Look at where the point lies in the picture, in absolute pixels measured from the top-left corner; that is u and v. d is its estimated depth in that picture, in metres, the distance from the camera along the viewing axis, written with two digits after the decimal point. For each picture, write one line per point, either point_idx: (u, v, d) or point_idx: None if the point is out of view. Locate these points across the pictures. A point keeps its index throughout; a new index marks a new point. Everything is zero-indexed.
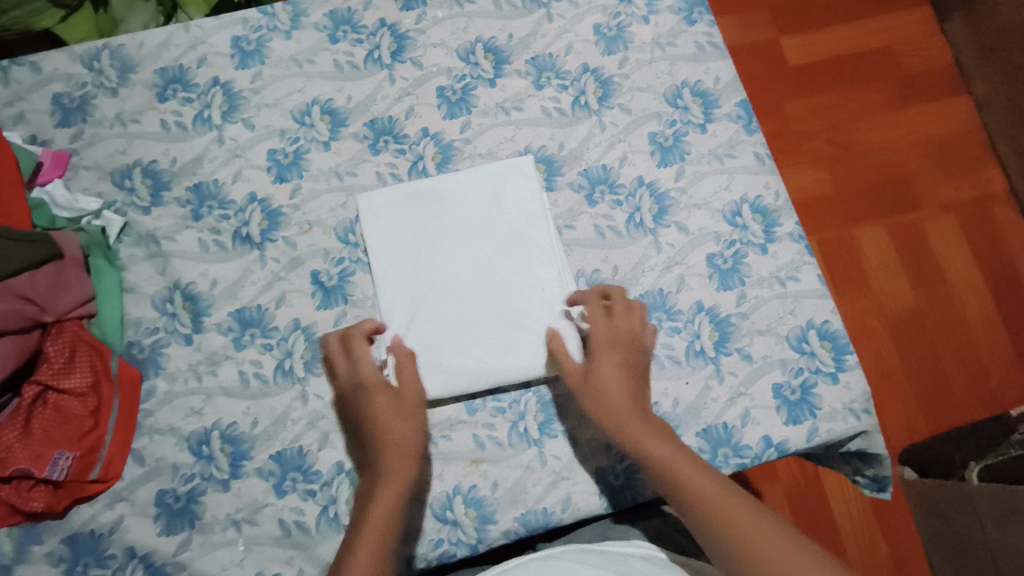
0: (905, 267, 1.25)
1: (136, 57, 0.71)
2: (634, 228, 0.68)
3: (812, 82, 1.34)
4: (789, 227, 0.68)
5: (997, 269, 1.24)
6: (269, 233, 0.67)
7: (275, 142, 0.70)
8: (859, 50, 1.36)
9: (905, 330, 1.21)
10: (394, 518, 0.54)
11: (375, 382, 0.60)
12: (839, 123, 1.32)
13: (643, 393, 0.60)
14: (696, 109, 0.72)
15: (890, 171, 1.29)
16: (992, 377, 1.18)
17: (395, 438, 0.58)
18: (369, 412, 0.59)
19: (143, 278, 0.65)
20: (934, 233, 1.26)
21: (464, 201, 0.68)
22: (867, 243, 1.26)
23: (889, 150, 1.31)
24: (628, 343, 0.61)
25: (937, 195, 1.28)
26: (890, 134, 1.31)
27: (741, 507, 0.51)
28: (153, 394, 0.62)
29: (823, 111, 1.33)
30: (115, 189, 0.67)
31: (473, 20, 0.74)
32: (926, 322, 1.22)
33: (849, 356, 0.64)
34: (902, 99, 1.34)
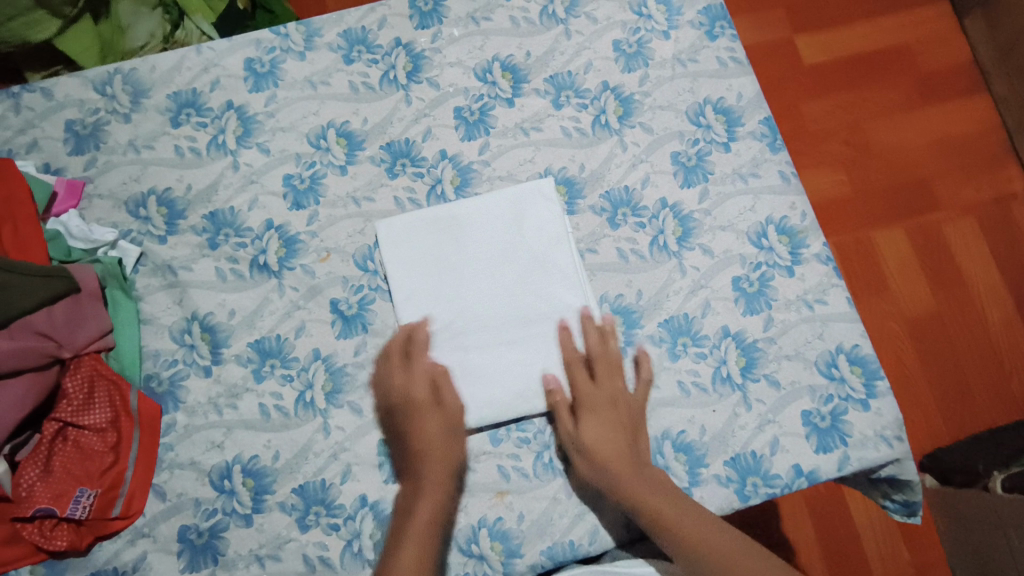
0: (924, 271, 1.23)
1: (148, 81, 0.70)
2: (657, 251, 0.67)
3: (828, 82, 1.32)
4: (817, 247, 0.67)
5: (1017, 272, 1.22)
6: (286, 261, 0.66)
7: (290, 166, 0.68)
8: (876, 48, 1.34)
9: (927, 334, 1.19)
10: (426, 534, 0.56)
11: (422, 402, 0.61)
12: (856, 124, 1.30)
13: (638, 447, 0.61)
14: (719, 127, 0.70)
15: (908, 173, 1.27)
16: (1012, 383, 1.16)
17: (438, 459, 0.59)
18: (417, 429, 0.60)
19: (160, 309, 0.64)
20: (954, 236, 1.24)
21: (485, 226, 0.66)
22: (887, 246, 1.24)
23: (908, 150, 1.28)
24: (610, 403, 0.62)
25: (956, 197, 1.26)
26: (908, 135, 1.29)
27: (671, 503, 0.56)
28: (173, 428, 0.61)
29: (840, 111, 1.30)
30: (129, 218, 0.66)
31: (489, 37, 0.73)
32: (946, 326, 1.20)
33: (879, 382, 0.63)
34: (920, 97, 1.31)
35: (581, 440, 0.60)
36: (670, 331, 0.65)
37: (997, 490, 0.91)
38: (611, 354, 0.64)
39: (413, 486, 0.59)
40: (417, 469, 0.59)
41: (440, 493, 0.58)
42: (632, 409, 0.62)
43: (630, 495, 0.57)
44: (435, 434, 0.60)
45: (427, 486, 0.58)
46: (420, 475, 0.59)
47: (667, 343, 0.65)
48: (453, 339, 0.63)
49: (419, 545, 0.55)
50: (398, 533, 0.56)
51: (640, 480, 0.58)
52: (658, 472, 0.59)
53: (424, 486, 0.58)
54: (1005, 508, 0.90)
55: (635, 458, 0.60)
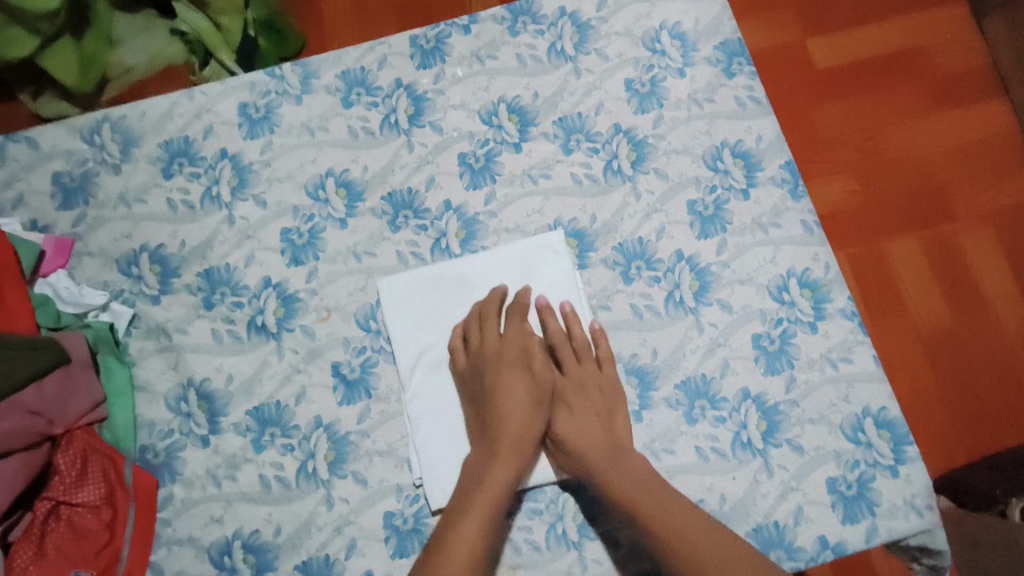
0: (943, 300, 0.86)
1: (138, 129, 0.67)
2: (673, 307, 0.64)
3: (854, 85, 0.93)
4: (841, 302, 0.64)
5: None
6: (285, 322, 0.63)
7: (288, 220, 0.65)
8: (889, 43, 0.93)
9: (949, 382, 0.84)
10: (492, 508, 0.53)
11: (512, 358, 0.60)
12: (875, 125, 0.91)
13: (613, 432, 0.59)
14: (737, 172, 0.66)
15: (930, 175, 0.89)
16: None
17: (517, 424, 0.57)
18: (504, 386, 0.58)
19: (155, 374, 0.62)
20: (976, 260, 0.87)
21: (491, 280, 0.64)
22: (904, 271, 0.87)
23: (925, 158, 0.90)
24: (576, 390, 0.61)
25: (982, 206, 0.89)
26: (922, 139, 0.91)
27: (676, 507, 0.54)
28: (170, 502, 0.60)
29: (859, 115, 0.92)
30: (121, 278, 0.64)
31: (495, 77, 0.69)
32: (963, 356, 0.84)
33: (908, 447, 0.60)
34: (940, 98, 0.92)
35: (551, 430, 0.60)
36: (687, 393, 0.62)
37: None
38: (577, 338, 0.62)
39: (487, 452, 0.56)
40: (494, 433, 0.57)
41: (514, 466, 0.56)
42: (603, 395, 0.61)
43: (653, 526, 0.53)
44: (522, 393, 0.59)
45: (504, 454, 0.56)
46: (495, 440, 0.56)
47: (684, 406, 0.62)
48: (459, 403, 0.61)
49: (480, 522, 0.52)
50: (466, 500, 0.54)
51: (627, 481, 0.56)
52: (641, 462, 0.58)
53: (501, 453, 0.56)
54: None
55: (611, 445, 0.58)
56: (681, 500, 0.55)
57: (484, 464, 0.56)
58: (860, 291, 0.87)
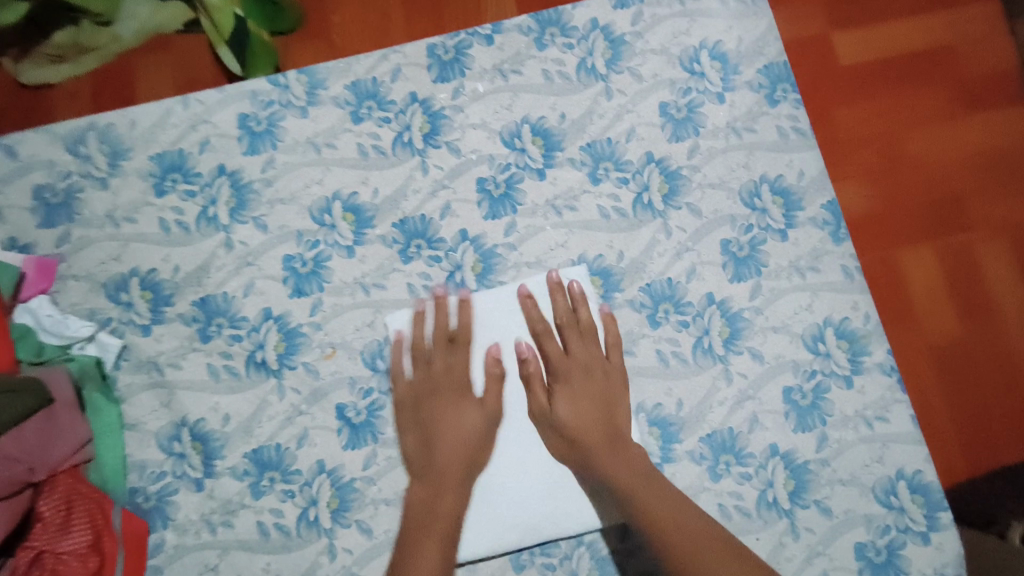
0: (958, 317, 0.68)
1: (127, 140, 0.61)
2: (702, 355, 0.60)
3: (881, 79, 0.75)
4: (879, 355, 0.60)
5: None
6: (286, 358, 0.59)
7: (291, 246, 0.60)
8: (925, 39, 0.75)
9: (960, 419, 0.65)
10: (450, 532, 0.53)
11: (443, 381, 0.58)
12: (905, 126, 0.73)
13: (614, 420, 0.57)
14: (776, 210, 0.62)
15: (971, 185, 0.71)
16: None
17: (458, 450, 0.56)
18: (438, 414, 0.57)
19: (145, 412, 0.57)
20: (1001, 278, 0.69)
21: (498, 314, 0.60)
22: (919, 281, 0.69)
23: (942, 161, 0.72)
24: (582, 373, 0.58)
25: (1001, 215, 0.71)
26: (955, 141, 0.73)
27: (667, 498, 0.52)
28: (161, 548, 0.56)
29: (889, 116, 0.74)
30: (109, 304, 0.59)
31: (518, 95, 0.63)
32: (976, 381, 0.67)
33: (941, 513, 0.58)
34: (968, 96, 0.74)
35: (553, 413, 0.57)
36: (712, 447, 0.59)
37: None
38: (582, 319, 0.59)
39: (431, 480, 0.55)
40: (437, 463, 0.56)
41: (464, 492, 0.55)
42: (609, 384, 0.58)
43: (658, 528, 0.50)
44: (462, 416, 0.57)
45: (449, 485, 0.55)
46: (439, 473, 0.55)
47: (708, 461, 0.59)
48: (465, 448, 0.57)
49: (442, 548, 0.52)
50: (421, 529, 0.53)
51: (624, 469, 0.54)
52: (638, 450, 0.55)
53: (447, 480, 0.55)
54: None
55: (609, 431, 0.56)
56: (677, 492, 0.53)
57: (434, 492, 0.55)
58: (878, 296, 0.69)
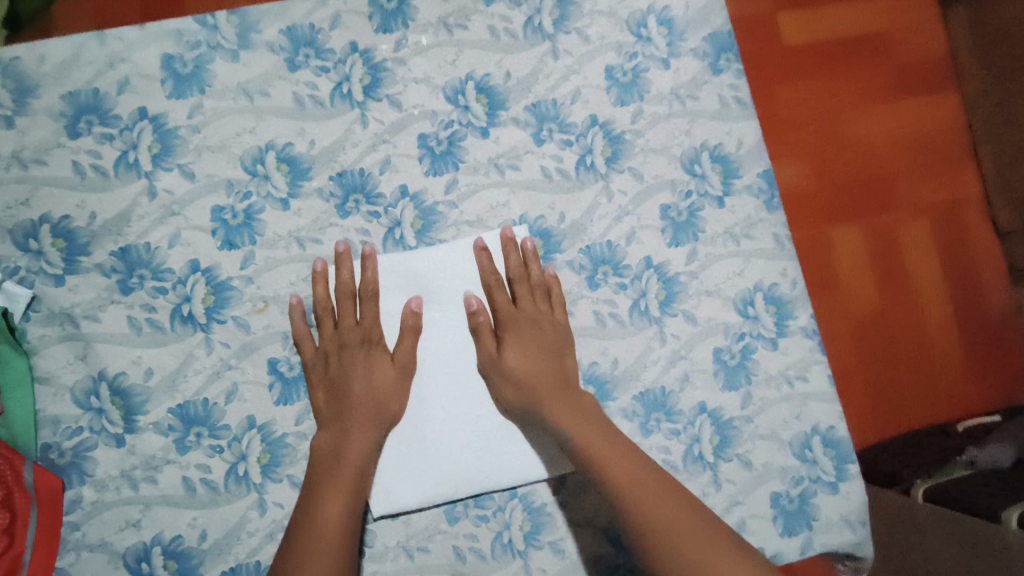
0: (878, 279, 0.90)
1: (36, 77, 0.56)
2: (638, 317, 0.61)
3: (823, 63, 0.92)
4: (804, 320, 0.63)
5: (955, 277, 0.91)
6: (215, 312, 0.56)
7: (220, 196, 0.58)
8: (829, 28, 0.93)
9: (877, 377, 0.88)
10: (356, 482, 0.53)
11: (354, 338, 0.57)
12: (843, 110, 0.92)
13: (561, 368, 0.57)
14: (714, 178, 0.63)
15: (874, 164, 0.92)
16: (925, 389, 0.88)
17: (366, 399, 0.55)
18: (349, 368, 0.56)
19: (59, 365, 0.54)
20: (911, 243, 0.91)
21: (437, 267, 0.60)
22: (844, 252, 0.90)
23: (872, 141, 0.92)
24: (532, 324, 0.58)
25: (923, 191, 0.92)
26: (893, 127, 0.92)
27: (609, 444, 0.52)
28: (79, 505, 0.54)
29: (821, 97, 0.91)
30: (16, 251, 0.55)
31: (463, 50, 0.62)
32: (893, 346, 0.88)
33: (850, 465, 0.62)
34: (903, 87, 0.93)
35: (502, 362, 0.57)
36: (644, 404, 0.61)
37: (1010, 524, 0.60)
38: (533, 276, 0.59)
39: (339, 429, 0.54)
40: (350, 404, 0.55)
41: (376, 430, 0.55)
42: (557, 337, 0.59)
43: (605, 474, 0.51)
44: (373, 370, 0.56)
45: (359, 423, 0.55)
46: (351, 414, 0.55)
47: (640, 417, 0.61)
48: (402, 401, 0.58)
49: (346, 498, 0.52)
50: (327, 473, 0.53)
51: (571, 414, 0.54)
52: (585, 398, 0.56)
53: (353, 429, 0.54)
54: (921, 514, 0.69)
55: (558, 379, 0.57)
56: (624, 440, 0.54)
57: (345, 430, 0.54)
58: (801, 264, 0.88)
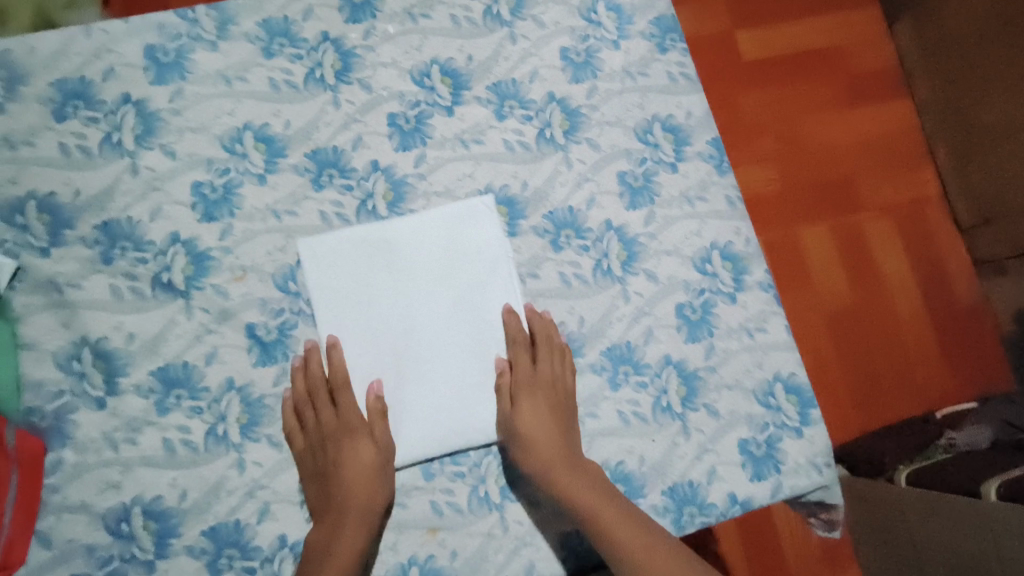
0: (851, 274, 1.17)
1: (26, 66, 0.60)
2: (601, 276, 0.64)
3: (778, 80, 1.22)
4: (759, 275, 0.67)
5: (927, 273, 1.19)
6: (194, 280, 0.59)
7: (200, 173, 0.61)
8: (797, 43, 1.24)
9: (847, 351, 1.14)
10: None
11: (357, 427, 0.59)
12: (790, 121, 1.21)
13: (569, 439, 0.61)
14: (667, 146, 0.68)
15: (839, 172, 1.20)
16: (909, 356, 1.15)
17: (359, 498, 0.57)
18: (348, 457, 0.59)
19: (43, 332, 0.57)
20: (882, 245, 1.19)
21: (424, 259, 0.62)
22: (815, 241, 1.18)
23: (842, 148, 1.21)
24: (548, 385, 0.61)
25: (886, 196, 1.21)
26: (840, 137, 1.22)
27: (619, 516, 0.57)
28: (60, 467, 0.56)
29: (778, 107, 1.21)
30: (4, 227, 0.58)
31: (428, 37, 0.67)
32: (864, 319, 1.16)
33: (813, 410, 0.65)
34: (861, 96, 1.24)
35: (513, 424, 0.60)
36: (612, 359, 0.64)
37: (988, 498, 0.75)
38: (549, 341, 0.62)
39: (335, 521, 0.56)
40: (346, 497, 0.57)
41: (366, 532, 0.56)
42: (564, 407, 0.62)
43: (609, 539, 0.56)
44: (364, 464, 0.58)
45: (352, 523, 0.56)
46: (345, 506, 0.57)
47: (608, 371, 0.64)
48: (385, 373, 0.60)
49: None
50: (317, 565, 0.55)
51: (585, 486, 0.59)
52: (593, 467, 0.61)
53: (348, 524, 0.56)
54: (908, 499, 0.87)
55: (565, 451, 0.61)
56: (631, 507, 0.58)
57: (335, 526, 0.56)
58: (765, 252, 1.16)
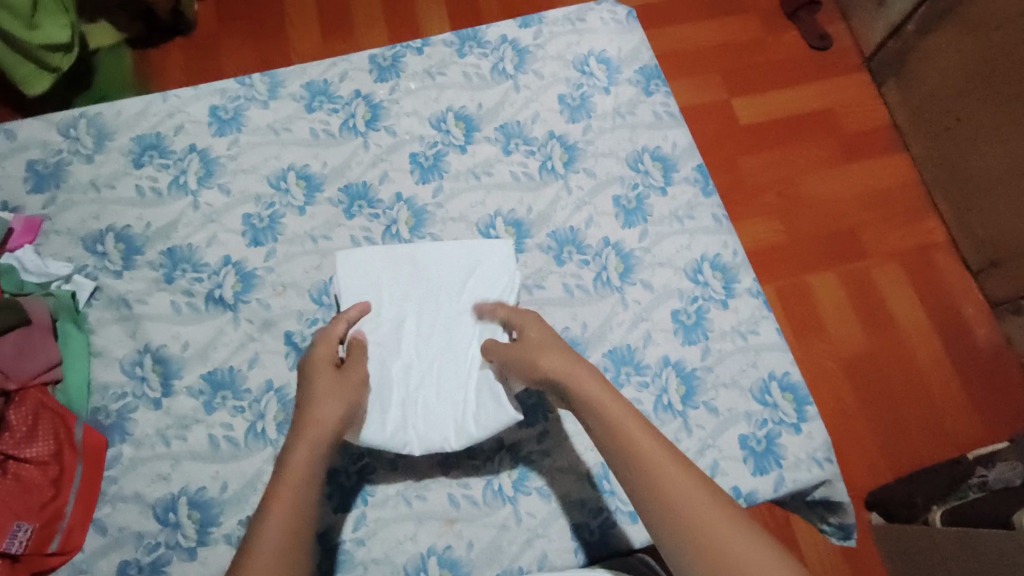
0: (868, 330, 0.99)
1: (112, 125, 0.73)
2: (601, 286, 0.71)
3: (774, 134, 1.11)
4: (748, 283, 0.72)
5: (946, 319, 1.01)
6: (241, 295, 0.68)
7: (249, 207, 0.71)
8: (794, 103, 1.13)
9: (878, 416, 0.95)
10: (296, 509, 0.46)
11: (317, 358, 0.58)
12: (789, 174, 1.08)
13: (569, 350, 0.55)
14: (656, 173, 0.76)
15: (846, 222, 1.06)
16: (941, 419, 0.95)
17: (310, 412, 0.53)
18: (306, 382, 0.56)
19: (112, 341, 0.66)
20: (893, 295, 1.02)
21: (445, 277, 0.68)
22: (825, 298, 1.01)
23: (847, 197, 1.07)
24: (538, 320, 0.60)
25: (893, 244, 1.05)
26: (843, 187, 1.08)
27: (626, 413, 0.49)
28: (118, 460, 0.62)
29: (777, 162, 1.09)
30: (86, 254, 0.69)
31: (443, 90, 0.78)
32: (891, 391, 0.96)
33: (809, 407, 0.68)
34: (860, 145, 1.11)
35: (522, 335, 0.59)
36: (614, 360, 0.69)
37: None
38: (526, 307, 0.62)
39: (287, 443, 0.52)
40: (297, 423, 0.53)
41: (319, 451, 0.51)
42: (546, 335, 0.57)
43: (634, 448, 0.47)
44: (327, 383, 0.56)
45: (304, 442, 0.51)
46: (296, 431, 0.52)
47: (611, 372, 0.68)
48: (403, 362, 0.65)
49: (286, 515, 0.46)
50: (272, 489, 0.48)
51: (595, 384, 0.52)
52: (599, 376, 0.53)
53: (301, 438, 0.51)
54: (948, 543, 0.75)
55: (571, 353, 0.55)
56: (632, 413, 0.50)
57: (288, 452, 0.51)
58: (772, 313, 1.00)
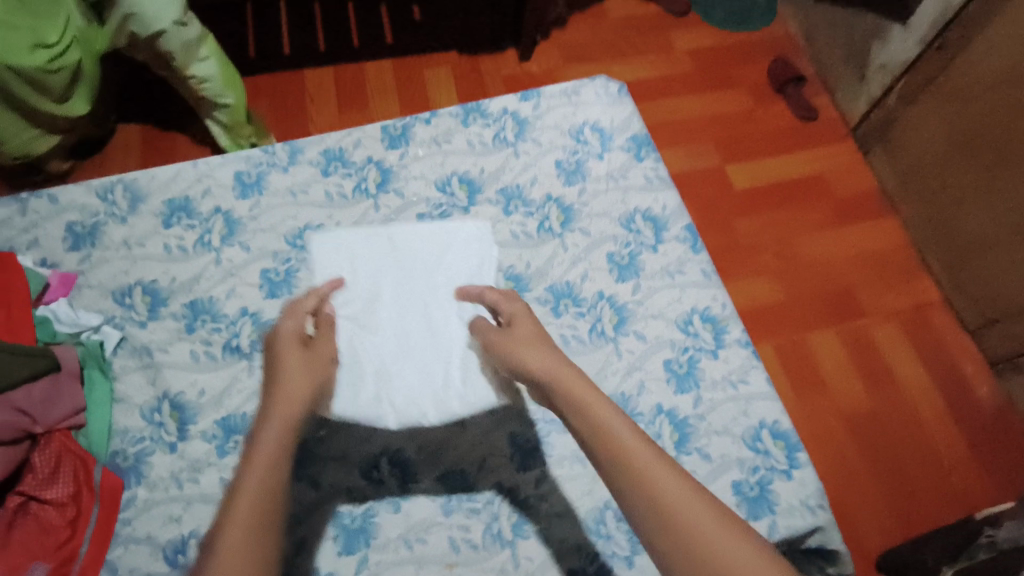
0: (868, 388, 1.00)
1: (145, 189, 0.80)
2: (596, 337, 0.75)
3: (767, 200, 1.16)
4: (736, 333, 0.76)
5: (946, 377, 1.02)
6: (257, 344, 0.72)
7: (267, 262, 0.77)
8: (784, 170, 1.19)
9: (883, 473, 0.94)
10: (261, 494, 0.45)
11: (289, 340, 0.61)
12: (783, 238, 1.12)
13: (559, 355, 0.58)
14: (648, 231, 0.81)
15: (840, 283, 1.09)
16: (948, 477, 0.94)
17: (285, 391, 0.55)
18: (278, 363, 0.59)
19: (134, 388, 0.70)
20: (892, 353, 1.03)
21: (442, 316, 0.74)
22: (825, 357, 1.02)
23: (841, 259, 1.11)
24: (529, 320, 0.63)
25: (889, 304, 1.08)
26: (836, 250, 1.12)
27: (612, 415, 0.50)
28: (133, 502, 0.65)
29: (771, 227, 1.13)
30: (115, 306, 0.74)
31: (449, 156, 0.85)
32: (895, 449, 0.96)
33: (799, 454, 0.70)
34: (851, 211, 1.16)
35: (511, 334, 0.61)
36: None
37: None
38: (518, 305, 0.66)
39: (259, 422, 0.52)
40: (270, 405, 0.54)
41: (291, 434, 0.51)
42: (535, 332, 0.61)
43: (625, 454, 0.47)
44: (298, 365, 0.58)
45: (276, 420, 0.52)
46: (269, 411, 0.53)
47: None
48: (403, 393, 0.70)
49: (253, 502, 0.45)
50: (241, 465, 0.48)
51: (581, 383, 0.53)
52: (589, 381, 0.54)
53: (274, 418, 0.52)
54: None
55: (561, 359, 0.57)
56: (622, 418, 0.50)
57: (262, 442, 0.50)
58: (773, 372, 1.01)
